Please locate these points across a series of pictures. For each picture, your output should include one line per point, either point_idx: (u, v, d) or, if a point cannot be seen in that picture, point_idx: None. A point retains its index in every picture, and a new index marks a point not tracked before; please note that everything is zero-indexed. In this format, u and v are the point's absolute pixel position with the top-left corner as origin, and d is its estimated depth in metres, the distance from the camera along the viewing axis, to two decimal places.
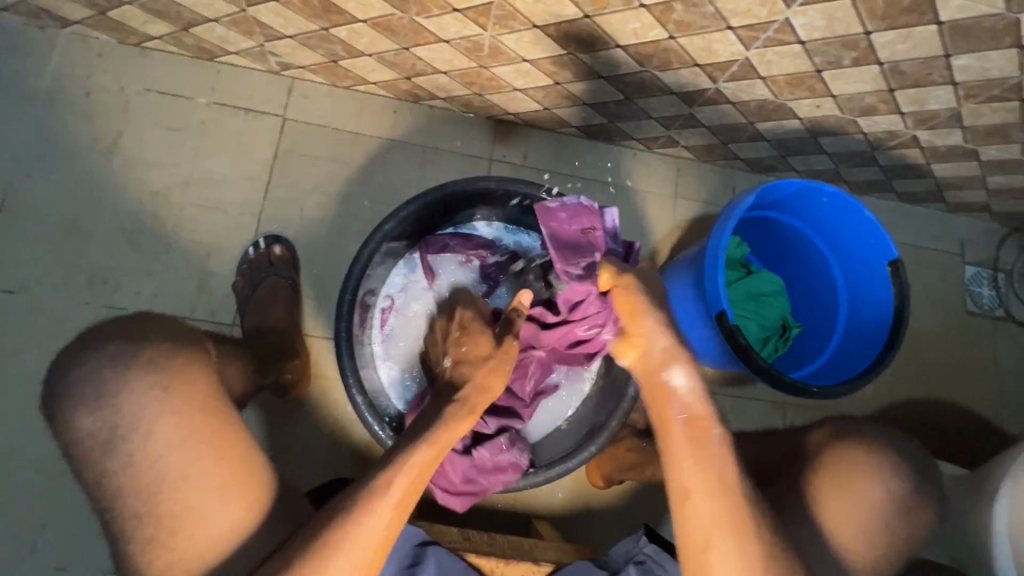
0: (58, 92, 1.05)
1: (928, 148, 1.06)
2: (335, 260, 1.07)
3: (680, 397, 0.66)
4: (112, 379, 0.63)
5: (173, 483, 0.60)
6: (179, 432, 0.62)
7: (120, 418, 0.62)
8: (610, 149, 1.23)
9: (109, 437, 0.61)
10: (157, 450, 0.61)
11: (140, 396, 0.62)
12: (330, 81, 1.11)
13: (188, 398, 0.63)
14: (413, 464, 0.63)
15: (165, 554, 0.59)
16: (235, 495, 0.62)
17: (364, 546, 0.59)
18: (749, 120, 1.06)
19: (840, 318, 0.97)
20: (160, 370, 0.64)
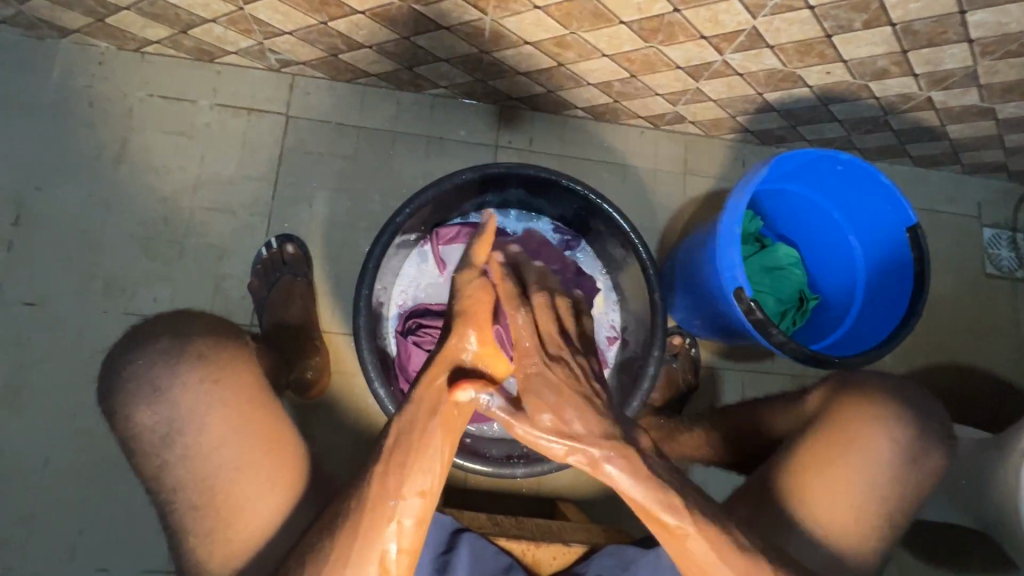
0: (63, 103, 1.05)
1: (942, 110, 1.03)
2: (346, 255, 1.07)
3: (634, 498, 0.54)
4: (165, 374, 0.64)
5: (229, 475, 0.62)
6: (233, 424, 0.63)
7: (175, 412, 0.63)
8: (616, 129, 1.22)
9: (166, 432, 0.63)
10: (213, 442, 0.62)
11: (192, 391, 0.63)
12: (330, 76, 1.10)
13: (240, 391, 0.65)
14: (410, 419, 0.57)
15: (223, 544, 0.61)
16: (286, 482, 0.63)
17: (380, 520, 0.56)
18: (758, 90, 1.04)
19: (857, 288, 0.96)
20: (211, 365, 0.65)
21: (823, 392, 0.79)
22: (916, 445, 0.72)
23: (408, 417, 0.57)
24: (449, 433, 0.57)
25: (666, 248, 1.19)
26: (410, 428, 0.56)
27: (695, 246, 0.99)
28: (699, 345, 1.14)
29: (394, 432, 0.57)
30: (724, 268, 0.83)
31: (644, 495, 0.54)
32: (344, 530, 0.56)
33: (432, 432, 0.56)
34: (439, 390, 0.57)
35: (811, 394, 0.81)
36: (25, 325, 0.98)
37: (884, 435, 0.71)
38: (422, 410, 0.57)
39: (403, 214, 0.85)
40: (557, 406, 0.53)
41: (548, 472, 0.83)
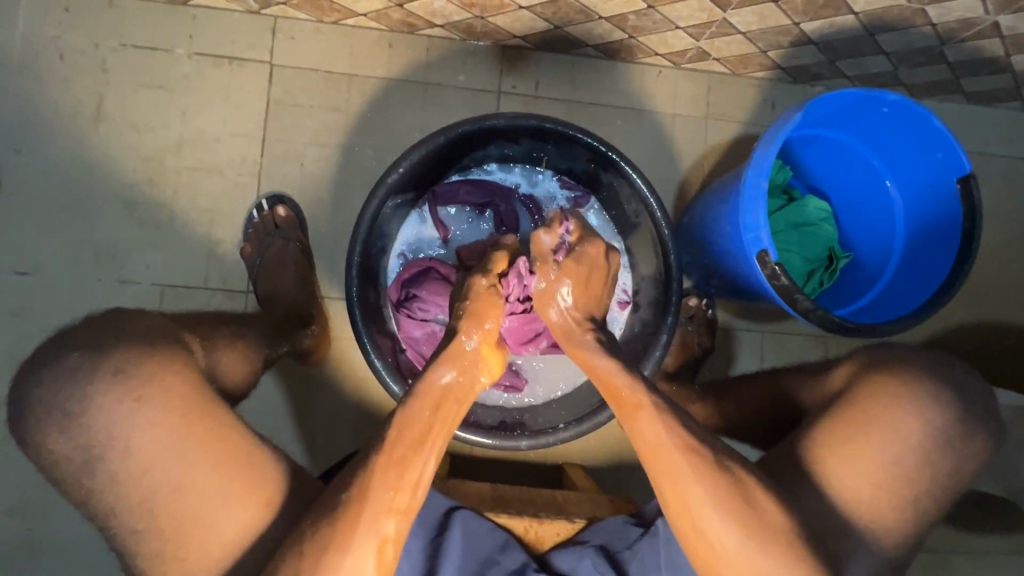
0: (31, 55, 0.97)
1: (1008, 37, 0.90)
2: (342, 216, 1.01)
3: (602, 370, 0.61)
4: (77, 396, 0.58)
5: (168, 497, 0.58)
6: (167, 444, 0.58)
7: (93, 438, 0.58)
8: (631, 69, 1.10)
9: (85, 457, 0.58)
10: (141, 465, 0.57)
11: (111, 411, 0.58)
12: (315, 17, 1.01)
13: (165, 405, 0.59)
14: (410, 414, 0.55)
15: (176, 563, 0.58)
16: (242, 495, 0.59)
17: (380, 511, 0.53)
18: (795, 20, 0.92)
19: (896, 248, 0.87)
20: (127, 380, 0.59)
21: (851, 369, 0.73)
22: (950, 429, 0.65)
23: (407, 410, 0.55)
24: (446, 423, 0.56)
25: (684, 203, 1.10)
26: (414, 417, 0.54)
27: (715, 206, 0.90)
28: (716, 306, 1.07)
29: (395, 425, 0.55)
30: (746, 228, 0.74)
31: (604, 362, 0.61)
32: (343, 519, 0.52)
33: (433, 424, 0.55)
34: (442, 383, 0.57)
35: (838, 368, 0.75)
36: (18, 294, 0.96)
37: (923, 414, 0.65)
38: (422, 405, 0.55)
39: (393, 174, 0.78)
40: (574, 284, 0.63)
41: (552, 445, 0.80)
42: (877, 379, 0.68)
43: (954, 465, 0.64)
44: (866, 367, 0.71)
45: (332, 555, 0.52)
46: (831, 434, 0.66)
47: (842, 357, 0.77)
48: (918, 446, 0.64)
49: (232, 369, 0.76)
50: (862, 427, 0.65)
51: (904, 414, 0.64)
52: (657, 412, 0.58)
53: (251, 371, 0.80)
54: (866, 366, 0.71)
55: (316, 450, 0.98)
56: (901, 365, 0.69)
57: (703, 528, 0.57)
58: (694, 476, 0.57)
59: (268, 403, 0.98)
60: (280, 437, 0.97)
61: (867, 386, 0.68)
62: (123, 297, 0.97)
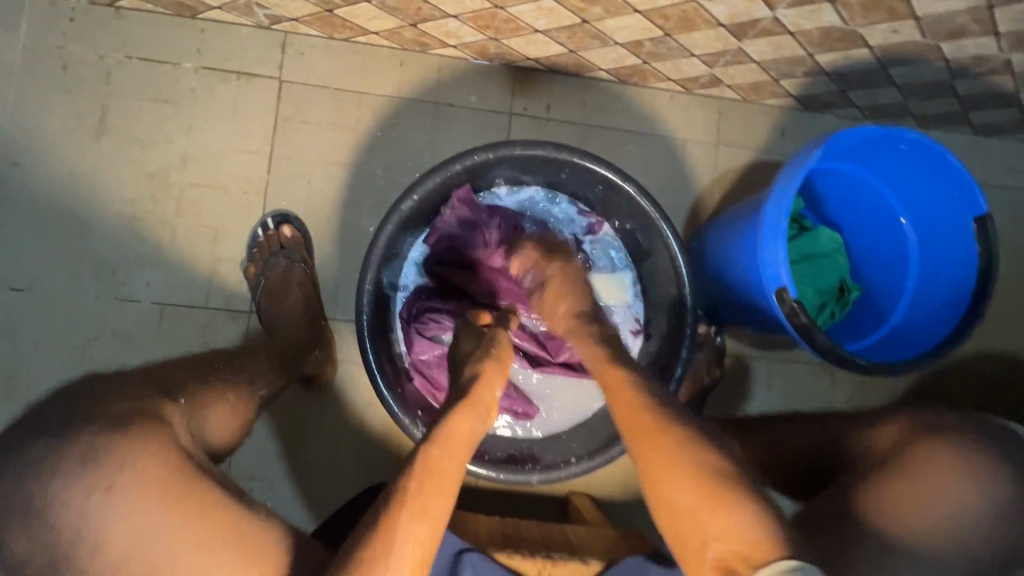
0: (34, 65, 0.95)
1: (1020, 74, 0.91)
2: (349, 236, 1.00)
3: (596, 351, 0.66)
4: (39, 490, 0.51)
5: None
6: (146, 532, 0.51)
7: (63, 533, 0.51)
8: (643, 94, 1.10)
9: (57, 550, 0.51)
10: (122, 556, 0.51)
11: (81, 503, 0.51)
12: (326, 34, 0.99)
13: (140, 490, 0.52)
14: (426, 459, 0.53)
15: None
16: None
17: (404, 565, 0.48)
18: (810, 51, 0.92)
19: (908, 282, 0.87)
20: (93, 467, 0.52)
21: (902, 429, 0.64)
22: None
23: (427, 454, 0.53)
24: (460, 469, 0.54)
25: (694, 228, 1.10)
26: (429, 461, 0.53)
27: (727, 237, 0.89)
28: (724, 332, 1.06)
29: (414, 474, 0.52)
30: (765, 265, 0.74)
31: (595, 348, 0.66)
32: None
33: (445, 470, 0.53)
34: (461, 430, 0.56)
35: (887, 424, 0.66)
36: (12, 312, 0.93)
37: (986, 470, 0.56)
38: (444, 451, 0.54)
39: (406, 202, 0.77)
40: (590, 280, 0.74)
41: (564, 479, 0.79)
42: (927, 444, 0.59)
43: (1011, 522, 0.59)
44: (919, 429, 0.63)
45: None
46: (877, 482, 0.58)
47: (891, 412, 0.69)
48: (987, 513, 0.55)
49: (221, 423, 0.69)
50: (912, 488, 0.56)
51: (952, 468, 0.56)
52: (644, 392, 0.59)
53: (241, 424, 0.72)
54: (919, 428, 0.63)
55: (317, 477, 0.95)
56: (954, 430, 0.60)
57: (695, 515, 0.50)
58: (682, 451, 0.53)
59: (268, 428, 0.95)
60: (280, 462, 0.94)
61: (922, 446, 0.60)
62: (122, 314, 0.94)
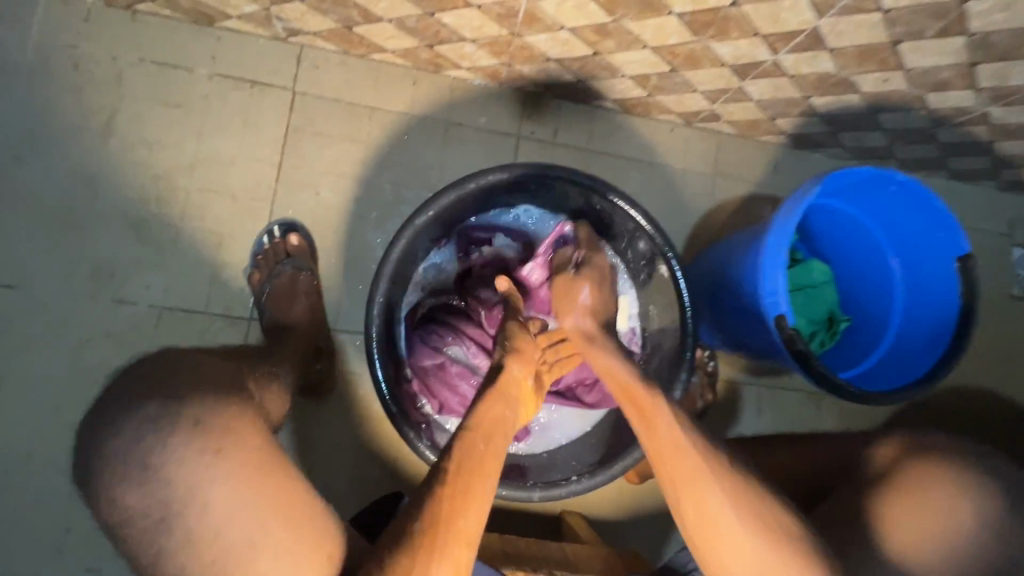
0: (44, 63, 0.95)
1: (996, 126, 0.98)
2: (354, 247, 1.00)
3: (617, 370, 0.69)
4: (154, 448, 0.54)
5: (240, 555, 0.52)
6: (240, 497, 0.53)
7: (170, 493, 0.53)
8: (645, 124, 1.14)
9: (161, 513, 0.53)
10: (215, 522, 0.52)
11: (188, 464, 0.53)
12: (342, 49, 1.01)
13: (244, 456, 0.55)
14: (460, 457, 0.58)
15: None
16: (306, 552, 0.53)
17: (451, 539, 0.53)
18: (805, 94, 0.97)
19: (893, 316, 0.91)
20: (205, 432, 0.55)
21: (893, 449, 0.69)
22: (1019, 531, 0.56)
23: (464, 443, 0.59)
24: (491, 456, 0.60)
25: (692, 252, 1.14)
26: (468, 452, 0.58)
27: (727, 263, 0.93)
28: (717, 358, 1.09)
29: (452, 461, 0.57)
30: (765, 292, 0.77)
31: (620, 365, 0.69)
32: (419, 553, 0.52)
33: (484, 457, 0.59)
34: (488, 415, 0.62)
35: (880, 449, 0.71)
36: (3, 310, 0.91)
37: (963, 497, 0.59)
38: (478, 436, 0.60)
39: (421, 216, 0.78)
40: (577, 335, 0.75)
41: (564, 497, 0.79)
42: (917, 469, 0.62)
43: None
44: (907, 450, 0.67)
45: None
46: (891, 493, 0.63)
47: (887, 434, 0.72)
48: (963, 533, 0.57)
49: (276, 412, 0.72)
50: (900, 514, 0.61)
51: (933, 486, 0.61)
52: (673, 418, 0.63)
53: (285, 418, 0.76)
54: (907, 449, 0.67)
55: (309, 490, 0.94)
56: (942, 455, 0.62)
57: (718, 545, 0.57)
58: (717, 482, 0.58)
59: None
60: None
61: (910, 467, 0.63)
62: (117, 317, 0.93)
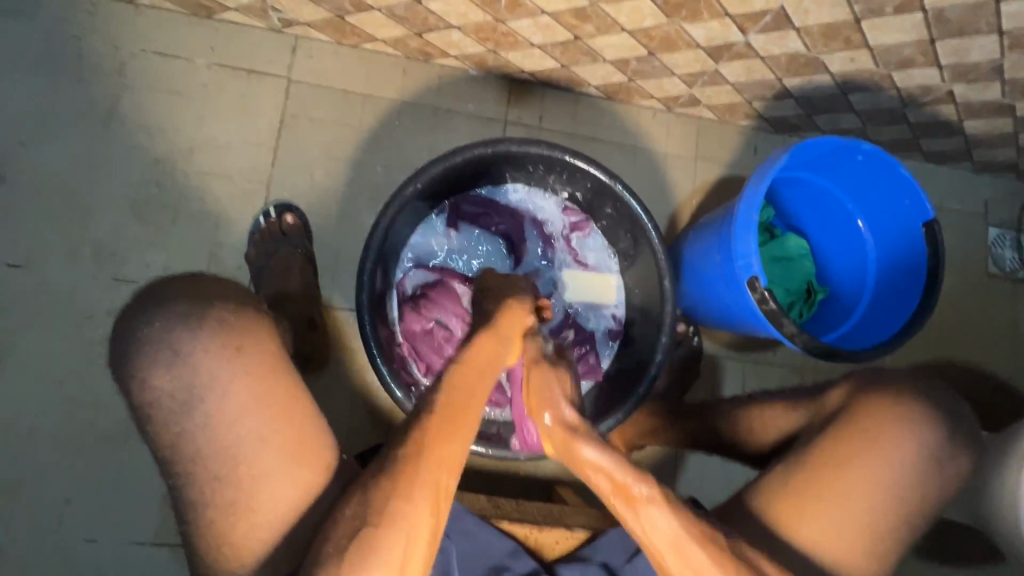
0: (51, 54, 0.99)
1: (962, 104, 1.02)
2: (346, 229, 1.04)
3: (600, 469, 0.57)
4: (187, 339, 0.62)
5: (251, 448, 0.60)
6: (256, 396, 0.61)
7: (197, 378, 0.61)
8: (628, 110, 1.19)
9: (186, 398, 0.61)
10: (232, 414, 0.61)
11: (215, 356, 0.62)
12: (335, 39, 1.05)
13: (262, 359, 0.63)
14: (440, 425, 0.58)
15: (246, 517, 0.59)
16: (307, 456, 0.62)
17: (437, 470, 0.56)
18: (778, 75, 1.02)
19: (867, 284, 0.95)
20: (229, 330, 0.63)
21: (845, 390, 0.78)
22: (939, 447, 0.70)
23: (458, 374, 0.61)
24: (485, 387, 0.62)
25: (674, 232, 1.18)
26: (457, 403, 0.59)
27: (705, 234, 0.97)
28: (701, 334, 1.12)
29: (443, 409, 0.58)
30: (738, 255, 0.81)
31: (601, 463, 0.57)
32: (400, 480, 0.56)
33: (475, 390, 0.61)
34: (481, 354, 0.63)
35: (830, 391, 0.80)
36: (10, 288, 0.95)
37: (907, 437, 0.70)
38: (454, 412, 0.58)
39: (410, 187, 0.82)
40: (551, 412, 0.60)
41: (550, 455, 0.81)
42: (869, 403, 0.73)
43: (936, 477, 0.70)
44: (860, 387, 0.77)
45: (399, 504, 0.55)
46: (836, 441, 0.71)
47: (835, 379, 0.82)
48: (901, 458, 0.70)
49: None
50: (858, 442, 0.70)
51: (888, 429, 0.70)
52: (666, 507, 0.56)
53: None
54: (860, 386, 0.77)
55: None
56: (889, 387, 0.75)
57: None
58: None
59: None
60: None
61: (863, 403, 0.74)
62: (118, 294, 0.97)
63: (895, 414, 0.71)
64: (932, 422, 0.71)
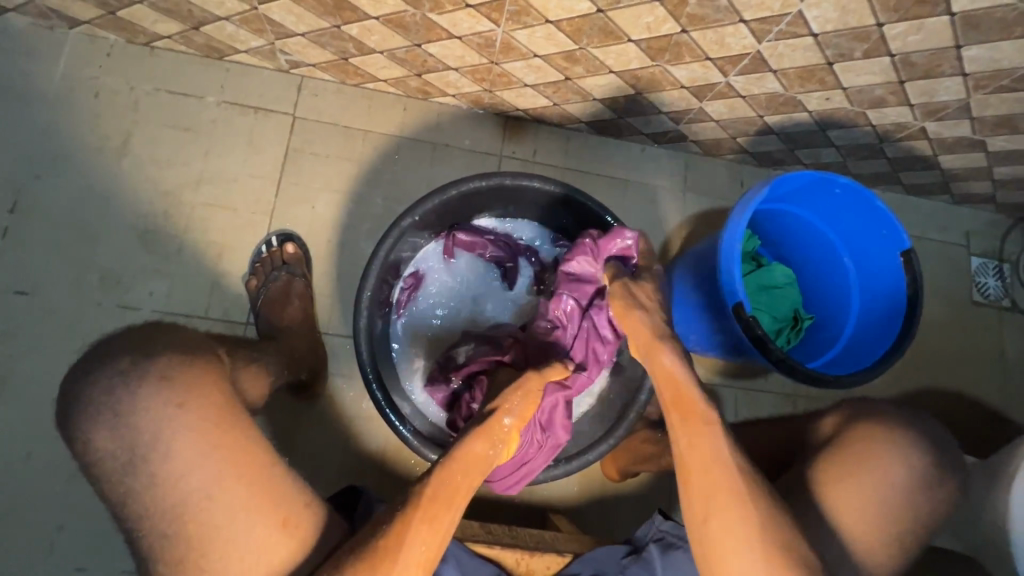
0: (68, 92, 1.05)
1: (935, 140, 1.07)
2: (346, 258, 1.07)
3: (674, 377, 0.66)
4: (126, 398, 0.64)
5: (196, 505, 0.61)
6: (202, 450, 0.63)
7: (138, 437, 0.63)
8: (619, 145, 1.24)
9: (130, 456, 0.63)
10: (177, 472, 0.62)
11: (156, 415, 0.63)
12: (339, 79, 1.11)
13: (204, 414, 0.64)
14: (417, 522, 0.59)
15: (198, 573, 0.61)
16: (259, 511, 0.62)
17: (409, 563, 0.58)
18: (759, 113, 1.07)
19: (851, 311, 0.98)
20: (172, 386, 0.65)
21: (839, 418, 0.79)
22: (901, 446, 0.72)
23: (446, 470, 0.62)
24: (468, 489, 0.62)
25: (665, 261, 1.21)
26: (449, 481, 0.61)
27: (694, 265, 1.00)
28: (693, 361, 1.14)
29: (430, 486, 0.61)
30: (723, 284, 0.85)
31: (678, 371, 0.66)
32: (376, 567, 0.57)
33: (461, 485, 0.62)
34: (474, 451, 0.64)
35: (825, 419, 0.81)
36: (15, 315, 0.97)
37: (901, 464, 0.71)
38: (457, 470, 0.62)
39: (408, 218, 0.86)
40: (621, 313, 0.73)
41: (543, 482, 0.83)
42: (859, 430, 0.74)
43: (928, 502, 0.71)
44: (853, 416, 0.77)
45: None
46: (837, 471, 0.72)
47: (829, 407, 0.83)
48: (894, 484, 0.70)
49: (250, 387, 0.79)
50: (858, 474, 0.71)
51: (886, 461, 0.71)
52: (717, 432, 0.63)
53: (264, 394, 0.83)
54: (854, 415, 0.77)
55: None
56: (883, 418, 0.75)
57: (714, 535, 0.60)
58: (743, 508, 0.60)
59: None
60: None
61: (860, 433, 0.74)
62: (120, 321, 0.99)
63: (884, 436, 0.73)
64: (909, 436, 0.73)
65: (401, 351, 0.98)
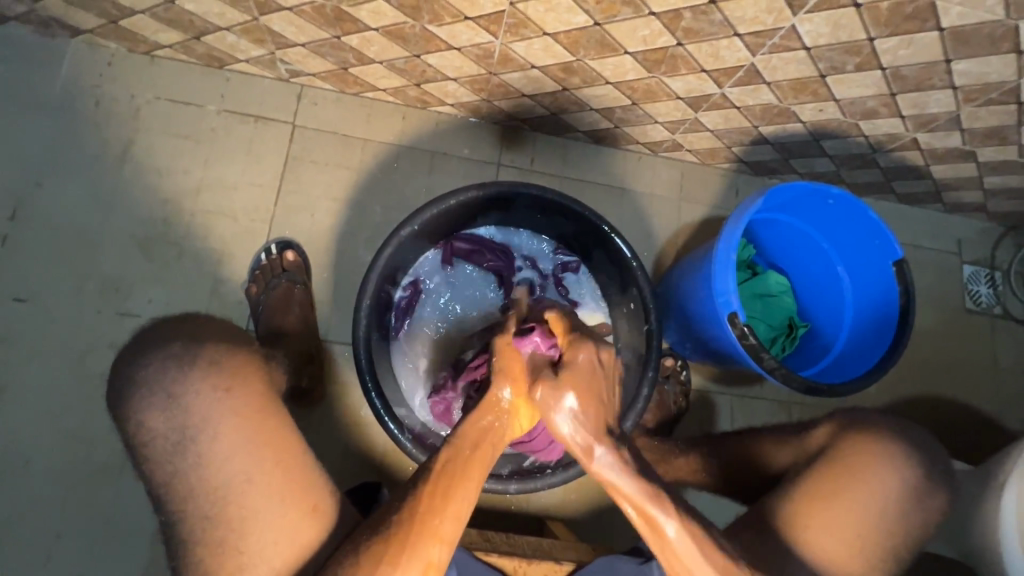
0: (70, 100, 1.05)
1: (927, 150, 1.08)
2: (345, 265, 1.08)
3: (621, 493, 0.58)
4: (179, 380, 0.66)
5: (239, 487, 0.62)
6: (246, 433, 0.64)
7: (189, 419, 0.64)
8: (616, 153, 1.25)
9: (179, 438, 0.64)
10: (220, 456, 0.63)
11: (205, 398, 0.65)
12: (339, 88, 1.12)
13: (250, 399, 0.66)
14: (432, 494, 0.59)
15: (235, 556, 0.61)
16: (295, 496, 0.63)
17: (428, 537, 0.58)
18: (754, 123, 1.08)
19: (845, 320, 0.99)
20: (220, 371, 0.67)
21: (828, 430, 0.82)
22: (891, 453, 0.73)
23: (452, 448, 0.61)
24: (482, 463, 0.61)
25: (661, 269, 1.22)
26: (456, 460, 0.60)
27: (689, 275, 1.01)
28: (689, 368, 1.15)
29: (439, 464, 0.60)
30: (718, 293, 0.86)
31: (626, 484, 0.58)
32: (395, 541, 0.58)
33: (473, 459, 0.60)
34: (481, 427, 0.61)
35: (817, 429, 0.84)
36: (15, 322, 0.97)
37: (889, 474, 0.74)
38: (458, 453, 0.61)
39: (408, 227, 0.86)
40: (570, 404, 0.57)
41: (540, 489, 0.83)
42: (849, 442, 0.77)
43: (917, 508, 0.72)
44: (843, 428, 0.80)
45: (384, 567, 0.57)
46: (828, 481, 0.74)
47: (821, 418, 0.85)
48: (881, 495, 0.73)
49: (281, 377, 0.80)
50: (847, 483, 0.73)
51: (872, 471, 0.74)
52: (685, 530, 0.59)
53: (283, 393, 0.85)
54: (844, 428, 0.80)
55: None
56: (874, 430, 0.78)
57: None
58: None
59: None
60: None
61: (849, 444, 0.77)
62: (120, 328, 1.00)
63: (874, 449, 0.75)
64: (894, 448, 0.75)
65: (399, 359, 0.99)
